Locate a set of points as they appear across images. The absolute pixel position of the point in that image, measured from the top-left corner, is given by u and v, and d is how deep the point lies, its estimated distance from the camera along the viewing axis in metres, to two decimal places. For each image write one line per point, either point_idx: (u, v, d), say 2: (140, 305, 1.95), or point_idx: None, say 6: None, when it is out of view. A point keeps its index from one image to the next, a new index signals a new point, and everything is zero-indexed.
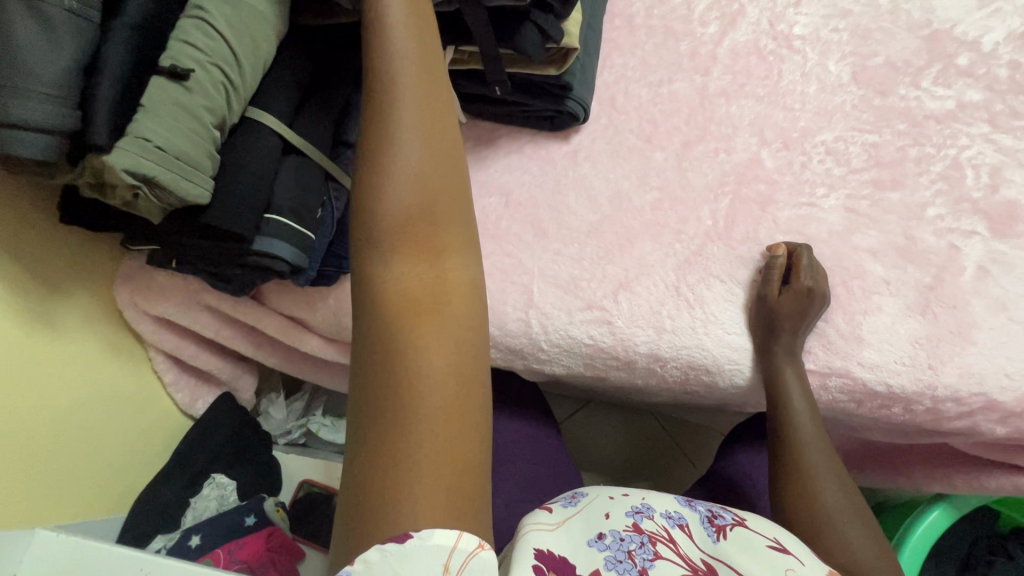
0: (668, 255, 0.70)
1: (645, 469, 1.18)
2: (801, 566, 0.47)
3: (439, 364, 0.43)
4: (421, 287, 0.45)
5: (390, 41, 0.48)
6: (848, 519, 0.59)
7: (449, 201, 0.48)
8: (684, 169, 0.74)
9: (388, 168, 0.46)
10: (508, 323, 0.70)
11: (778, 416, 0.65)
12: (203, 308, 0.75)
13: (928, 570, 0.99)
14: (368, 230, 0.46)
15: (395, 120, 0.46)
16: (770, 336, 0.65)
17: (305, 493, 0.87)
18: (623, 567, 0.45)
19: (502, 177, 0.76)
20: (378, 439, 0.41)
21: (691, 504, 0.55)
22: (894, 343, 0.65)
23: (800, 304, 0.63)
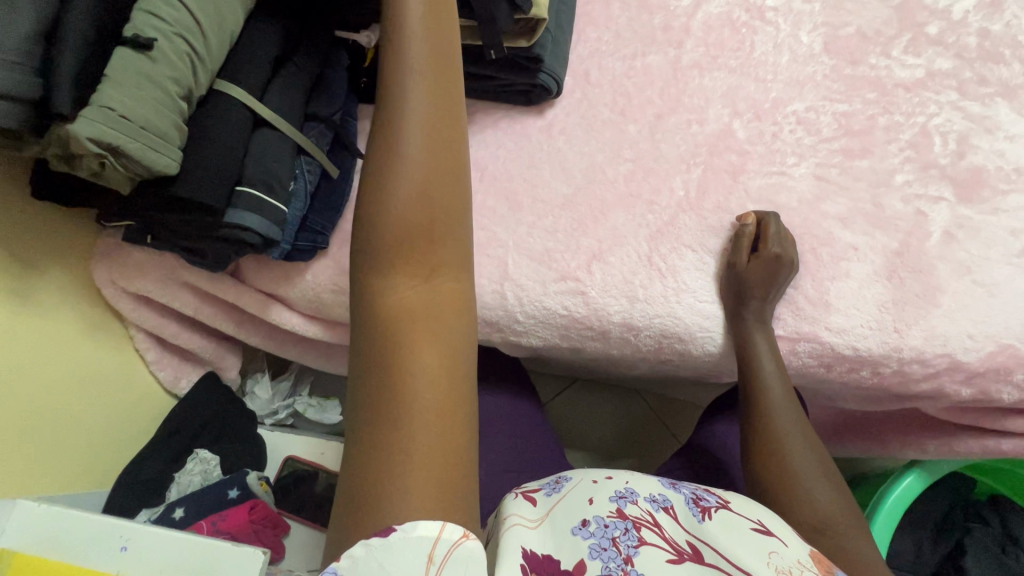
0: (640, 226, 0.71)
1: (631, 447, 1.20)
2: (784, 548, 0.47)
3: (435, 370, 0.43)
4: (419, 295, 0.46)
5: (405, 49, 0.49)
6: (818, 480, 0.60)
7: (447, 211, 0.48)
8: (657, 141, 0.74)
9: (391, 174, 0.46)
10: (484, 296, 0.71)
11: (747, 380, 0.66)
12: (182, 285, 0.76)
13: (903, 534, 1.02)
14: (370, 237, 0.46)
15: (400, 131, 0.47)
16: (740, 303, 0.66)
17: (290, 470, 0.87)
18: (608, 555, 0.44)
19: (479, 153, 0.77)
20: (374, 440, 0.42)
21: (675, 486, 0.54)
22: (861, 306, 0.66)
23: (767, 271, 0.64)
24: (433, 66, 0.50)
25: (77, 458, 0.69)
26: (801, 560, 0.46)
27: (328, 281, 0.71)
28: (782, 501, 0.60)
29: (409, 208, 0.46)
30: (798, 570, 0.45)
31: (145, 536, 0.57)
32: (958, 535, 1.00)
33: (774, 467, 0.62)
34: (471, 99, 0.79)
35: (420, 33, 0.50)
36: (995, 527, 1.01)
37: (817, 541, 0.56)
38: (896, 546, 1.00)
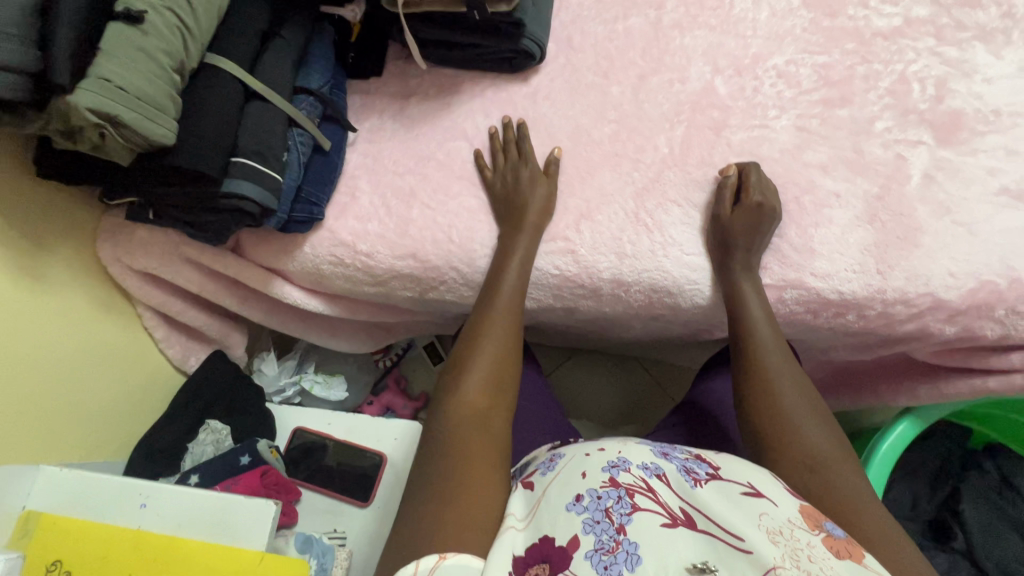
0: (627, 184, 0.73)
1: (633, 412, 1.22)
2: (775, 509, 0.45)
3: (483, 457, 0.53)
4: (471, 432, 0.55)
5: (511, 246, 0.69)
6: (808, 419, 0.60)
7: (512, 352, 0.64)
8: (640, 101, 0.76)
9: (485, 318, 0.65)
10: (477, 260, 0.74)
11: (737, 322, 0.67)
12: (185, 262, 0.78)
13: (898, 482, 1.05)
14: (455, 370, 0.61)
15: (487, 340, 0.63)
16: (726, 253, 0.68)
17: (299, 440, 0.90)
18: (601, 528, 0.43)
19: (467, 122, 0.78)
20: (425, 503, 0.50)
21: (667, 457, 0.51)
22: (845, 250, 0.68)
23: (750, 220, 0.66)
24: (525, 257, 0.69)
25: (92, 430, 0.72)
26: (791, 519, 0.45)
27: (327, 252, 0.75)
28: (774, 438, 0.59)
29: (490, 342, 0.63)
30: (789, 530, 0.44)
31: (162, 496, 0.60)
32: (954, 482, 1.03)
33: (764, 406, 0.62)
34: (457, 70, 0.81)
35: (526, 241, 0.69)
36: (990, 474, 1.03)
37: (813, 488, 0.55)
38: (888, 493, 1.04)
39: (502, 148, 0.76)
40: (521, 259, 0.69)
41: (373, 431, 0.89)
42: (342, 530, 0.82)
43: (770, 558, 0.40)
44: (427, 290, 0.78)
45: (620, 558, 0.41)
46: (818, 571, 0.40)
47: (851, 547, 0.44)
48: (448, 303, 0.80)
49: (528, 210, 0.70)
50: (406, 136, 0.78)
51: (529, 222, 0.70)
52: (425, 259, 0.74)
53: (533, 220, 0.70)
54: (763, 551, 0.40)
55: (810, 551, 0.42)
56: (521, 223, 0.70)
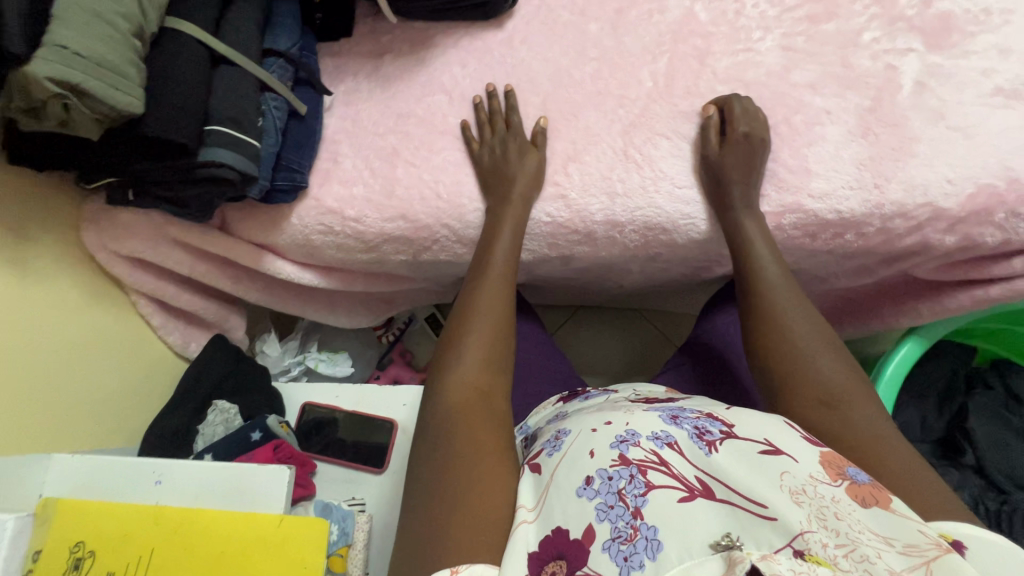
0: (613, 122, 0.71)
1: (634, 361, 1.22)
2: (796, 467, 0.44)
3: (487, 439, 0.52)
4: (473, 406, 0.55)
5: (499, 226, 0.68)
6: (822, 352, 0.57)
7: (506, 328, 0.63)
8: (620, 37, 0.74)
9: (476, 294, 0.64)
10: (468, 215, 0.73)
11: (742, 265, 0.66)
12: (172, 243, 0.77)
13: (908, 405, 1.06)
14: (450, 351, 0.60)
15: (481, 317, 0.62)
16: (722, 192, 0.66)
17: (309, 415, 0.91)
18: (615, 513, 0.43)
19: (445, 76, 0.76)
20: (435, 494, 0.49)
21: (678, 421, 0.50)
22: (840, 167, 0.66)
23: (742, 153, 0.65)
24: (513, 234, 0.68)
25: (101, 418, 0.72)
26: (813, 474, 0.44)
27: (315, 221, 0.74)
28: (787, 380, 0.57)
29: (483, 319, 0.62)
30: (811, 488, 0.43)
31: (173, 470, 0.61)
32: (961, 399, 1.04)
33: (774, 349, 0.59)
34: (429, 23, 0.78)
35: (513, 220, 0.68)
36: (997, 389, 1.04)
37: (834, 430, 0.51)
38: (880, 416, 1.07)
39: (488, 120, 0.73)
40: (511, 234, 0.67)
41: (382, 400, 0.89)
42: (360, 498, 0.83)
43: (795, 523, 0.40)
44: (420, 251, 0.77)
45: (640, 547, 0.41)
46: (846, 529, 0.40)
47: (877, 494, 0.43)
48: (443, 263, 0.80)
49: (515, 182, 0.69)
50: (383, 95, 0.77)
51: (515, 195, 0.68)
52: (415, 218, 0.73)
53: (520, 191, 0.68)
54: (788, 517, 0.40)
55: (836, 507, 0.41)
56: (507, 193, 0.68)
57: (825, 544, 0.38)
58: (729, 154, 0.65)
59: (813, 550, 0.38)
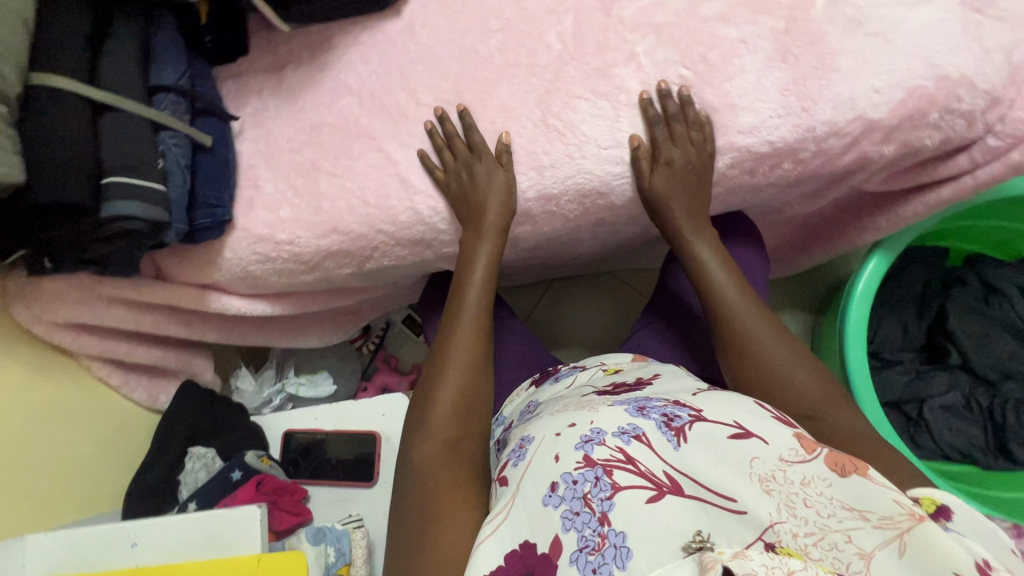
0: (527, 93, 0.69)
1: (607, 326, 1.22)
2: (764, 450, 0.48)
3: (457, 469, 0.57)
4: (439, 460, 0.58)
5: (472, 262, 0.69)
6: (789, 356, 0.59)
7: (483, 358, 0.65)
8: (520, 2, 0.71)
9: (453, 330, 0.66)
10: (399, 216, 0.71)
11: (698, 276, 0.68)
12: (110, 301, 0.75)
13: (889, 320, 1.07)
14: (427, 388, 0.63)
15: (456, 353, 0.64)
16: (667, 212, 0.68)
17: (293, 442, 0.90)
18: (582, 519, 0.47)
19: (350, 76, 0.73)
20: (410, 520, 0.54)
21: (644, 412, 0.54)
22: (765, 96, 0.64)
23: (676, 179, 0.66)
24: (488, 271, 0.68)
25: (76, 488, 0.72)
26: (781, 456, 0.48)
27: (249, 251, 0.73)
28: (761, 386, 0.59)
29: (462, 354, 0.64)
30: (781, 473, 0.47)
31: (149, 529, 0.61)
32: (939, 302, 1.05)
33: (745, 365, 0.61)
34: (324, 24, 0.75)
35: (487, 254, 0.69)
36: (974, 284, 1.05)
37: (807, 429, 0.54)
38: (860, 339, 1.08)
39: (446, 143, 0.69)
40: (484, 271, 0.68)
41: (361, 414, 0.88)
42: (356, 514, 0.83)
43: (764, 515, 0.45)
44: (363, 262, 0.76)
45: (609, 556, 0.45)
46: (813, 514, 0.44)
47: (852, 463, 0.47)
48: (388, 269, 0.79)
49: (488, 210, 0.67)
50: (292, 109, 0.74)
51: (489, 225, 0.68)
52: (348, 230, 0.71)
53: (493, 221, 0.68)
54: (757, 510, 0.45)
55: (804, 492, 0.46)
56: (482, 226, 0.68)
57: (794, 534, 0.44)
58: (661, 171, 0.66)
59: (784, 541, 0.44)
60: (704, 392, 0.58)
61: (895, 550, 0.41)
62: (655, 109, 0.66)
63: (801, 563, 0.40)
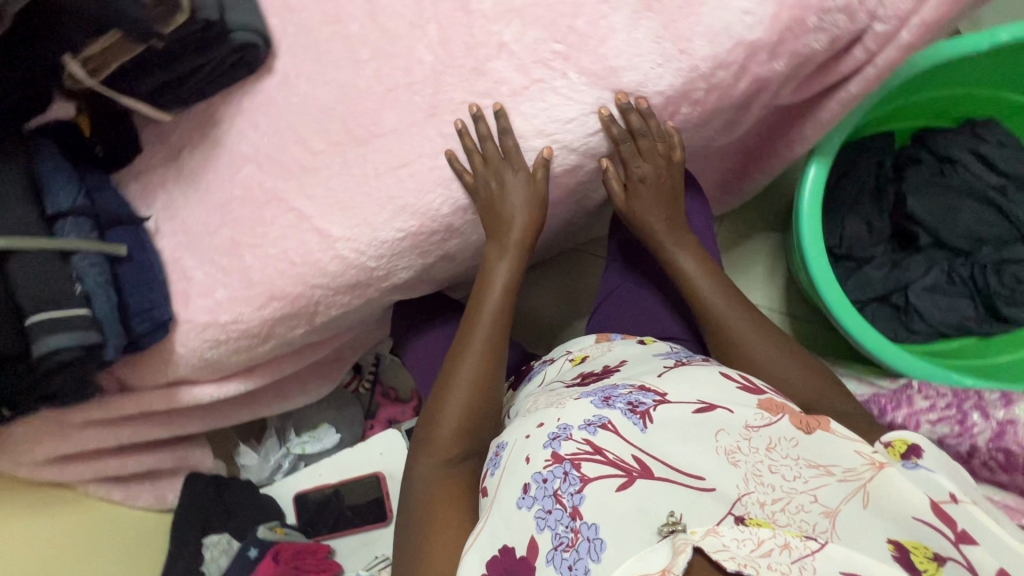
0: (414, 112, 0.68)
1: (570, 306, 1.18)
2: (729, 420, 0.52)
3: (457, 479, 0.61)
4: (437, 475, 0.62)
5: (488, 281, 0.72)
6: (778, 351, 0.66)
7: (492, 370, 0.69)
8: (382, 24, 0.70)
9: (465, 342, 0.70)
10: (328, 266, 0.71)
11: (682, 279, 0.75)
12: (84, 425, 0.77)
13: (853, 220, 1.05)
14: (435, 400, 0.68)
15: (466, 367, 0.68)
16: (646, 221, 0.76)
17: (304, 503, 0.92)
18: (555, 516, 0.48)
19: (244, 144, 0.73)
20: (412, 532, 0.59)
21: (610, 402, 0.55)
22: (640, 49, 0.63)
23: (644, 192, 0.75)
24: (507, 289, 0.72)
25: None
26: (747, 422, 0.52)
27: (199, 340, 0.73)
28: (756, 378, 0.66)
29: (472, 366, 0.68)
30: (745, 443, 0.50)
31: None
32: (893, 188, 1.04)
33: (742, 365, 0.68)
34: (204, 101, 0.74)
35: (504, 271, 0.72)
36: (925, 160, 1.04)
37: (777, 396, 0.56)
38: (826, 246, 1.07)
39: (475, 146, 0.67)
40: (503, 290, 0.72)
41: (359, 458, 0.92)
42: (382, 553, 0.87)
43: (732, 489, 0.47)
44: (311, 318, 0.76)
45: (584, 550, 0.45)
46: (779, 481, 0.48)
47: (817, 420, 0.52)
48: (340, 316, 0.79)
49: (514, 221, 0.70)
50: (197, 193, 0.74)
51: (512, 243, 0.71)
52: (284, 293, 0.72)
53: (518, 235, 0.71)
54: (725, 485, 0.47)
55: (768, 458, 0.49)
56: (506, 244, 0.72)
57: (762, 504, 0.46)
58: (636, 196, 0.76)
59: (753, 513, 0.45)
60: (672, 370, 0.60)
61: (859, 501, 0.46)
62: (619, 125, 0.67)
63: (770, 531, 0.42)
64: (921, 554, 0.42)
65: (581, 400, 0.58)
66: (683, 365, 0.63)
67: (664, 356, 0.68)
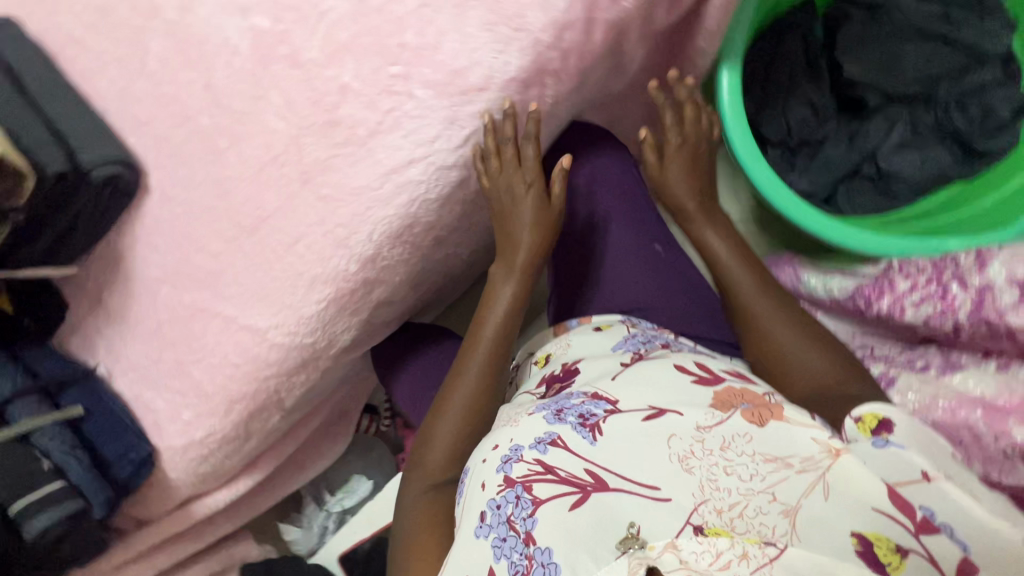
0: (289, 183, 0.66)
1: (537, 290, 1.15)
2: (681, 421, 0.50)
3: (438, 503, 0.61)
4: (419, 501, 0.63)
5: (493, 299, 0.72)
6: (805, 338, 0.64)
7: (490, 387, 0.68)
8: (227, 106, 0.67)
9: (463, 360, 0.70)
10: (270, 356, 0.72)
11: (710, 256, 0.75)
12: (124, 563, 0.83)
13: (793, 104, 0.97)
14: (428, 422, 0.68)
15: (462, 385, 0.68)
16: (680, 201, 0.78)
17: (349, 558, 0.99)
18: (511, 543, 0.47)
19: (151, 268, 0.73)
20: (398, 562, 0.59)
21: (562, 416, 0.54)
22: (475, 42, 0.59)
23: (682, 162, 0.78)
24: (512, 305, 0.72)
25: None
26: (698, 423, 0.50)
27: (185, 462, 0.76)
28: (772, 362, 0.65)
29: (468, 385, 0.68)
30: (699, 445, 0.48)
31: None
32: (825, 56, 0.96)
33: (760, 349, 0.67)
34: (100, 240, 0.74)
35: (507, 288, 0.72)
36: (853, 16, 0.95)
37: (735, 384, 0.55)
38: (774, 141, 1.00)
39: (493, 149, 0.64)
40: (507, 306, 0.72)
41: (382, 509, 0.99)
42: None
43: (688, 500, 0.44)
44: (279, 404, 0.78)
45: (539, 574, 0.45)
46: (734, 483, 0.45)
47: (768, 410, 0.50)
48: (307, 392, 0.80)
49: (518, 232, 0.71)
50: (129, 328, 0.75)
51: (519, 260, 0.71)
52: (241, 395, 0.73)
53: (523, 249, 0.71)
54: (681, 495, 0.45)
55: (724, 459, 0.46)
56: (512, 264, 0.72)
57: (719, 512, 0.44)
58: (669, 167, 0.79)
59: (711, 522, 0.43)
60: (626, 370, 0.59)
61: (821, 492, 0.44)
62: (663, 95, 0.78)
63: (729, 541, 0.41)
64: (885, 547, 0.41)
65: (534, 416, 0.56)
66: (639, 361, 0.61)
67: (621, 349, 0.66)
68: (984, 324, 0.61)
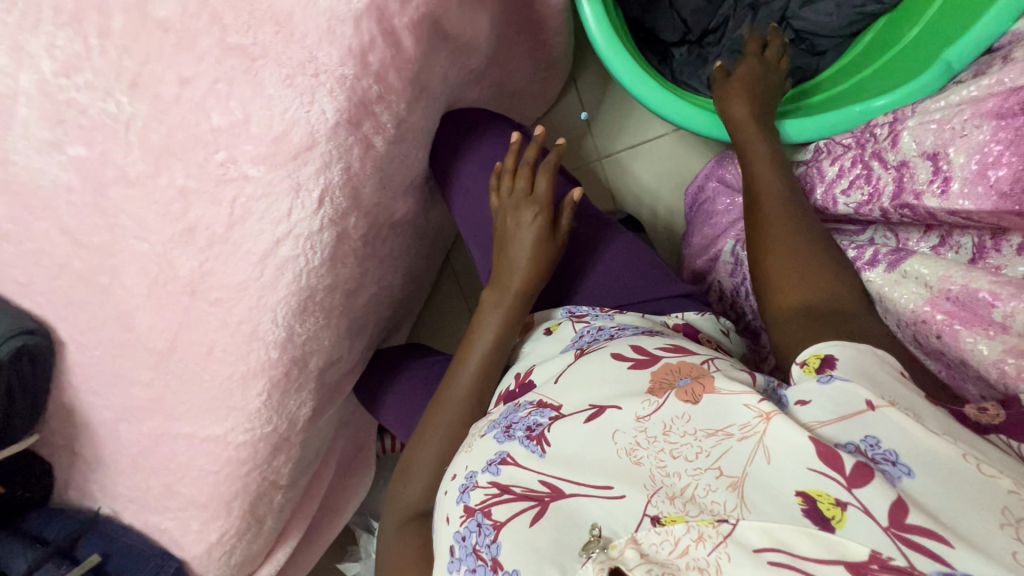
0: (179, 298, 0.65)
1: None
2: (621, 417, 0.49)
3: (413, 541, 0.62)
4: (397, 540, 0.64)
5: (483, 321, 0.72)
6: (815, 257, 0.61)
7: (471, 413, 0.69)
8: (90, 245, 0.65)
9: (449, 385, 0.71)
10: (241, 453, 0.73)
11: (750, 161, 0.72)
12: None
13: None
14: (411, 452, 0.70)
15: (442, 412, 0.69)
16: (739, 112, 0.76)
17: None
18: (478, 571, 0.46)
19: (102, 412, 0.75)
20: None
21: (511, 431, 0.54)
22: (281, 102, 0.55)
23: (751, 77, 0.77)
24: (501, 330, 0.71)
25: None
26: (638, 414, 0.48)
27: (214, 562, 0.81)
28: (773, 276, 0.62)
29: (450, 413, 0.69)
30: (643, 434, 0.47)
31: None
32: None
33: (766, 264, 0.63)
34: (46, 403, 0.75)
35: (498, 310, 0.71)
36: None
37: (672, 359, 0.54)
38: (676, 41, 0.93)
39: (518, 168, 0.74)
40: (494, 331, 0.71)
41: None
42: None
43: (641, 494, 0.43)
44: (274, 486, 0.80)
45: None
46: (681, 465, 0.44)
47: (701, 383, 0.48)
48: (296, 464, 0.82)
49: (520, 233, 0.72)
50: (110, 469, 0.78)
51: (516, 279, 0.71)
52: (233, 493, 0.76)
53: (518, 265, 0.71)
54: (632, 489, 0.44)
55: (668, 443, 0.45)
56: (506, 290, 0.71)
57: (670, 500, 0.42)
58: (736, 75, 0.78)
59: (665, 510, 0.41)
60: (569, 368, 0.58)
61: (763, 458, 0.42)
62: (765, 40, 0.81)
63: (685, 524, 0.40)
64: (827, 502, 0.38)
65: (487, 436, 0.57)
66: (580, 355, 0.60)
67: (567, 349, 0.64)
68: (905, 208, 0.66)
